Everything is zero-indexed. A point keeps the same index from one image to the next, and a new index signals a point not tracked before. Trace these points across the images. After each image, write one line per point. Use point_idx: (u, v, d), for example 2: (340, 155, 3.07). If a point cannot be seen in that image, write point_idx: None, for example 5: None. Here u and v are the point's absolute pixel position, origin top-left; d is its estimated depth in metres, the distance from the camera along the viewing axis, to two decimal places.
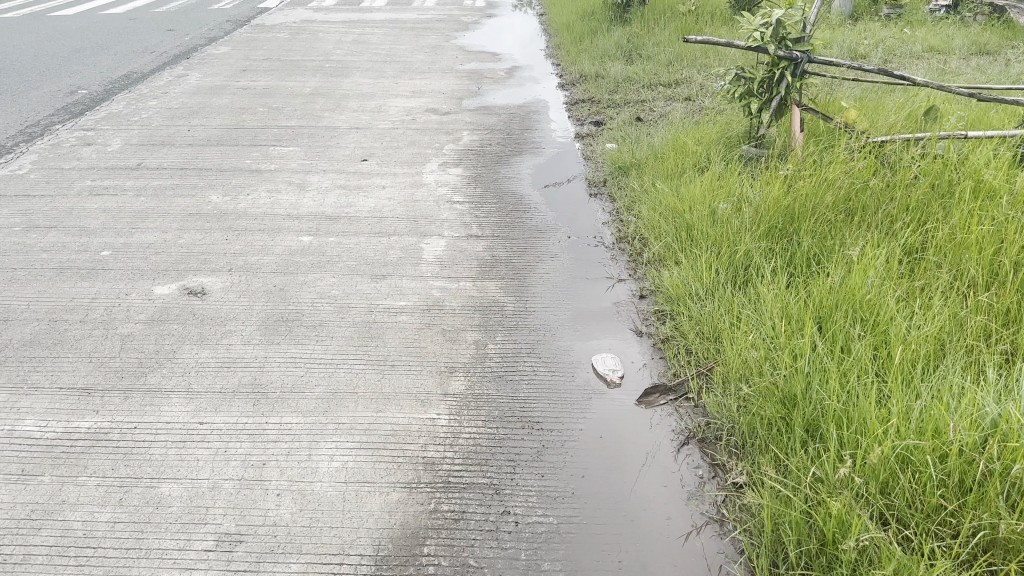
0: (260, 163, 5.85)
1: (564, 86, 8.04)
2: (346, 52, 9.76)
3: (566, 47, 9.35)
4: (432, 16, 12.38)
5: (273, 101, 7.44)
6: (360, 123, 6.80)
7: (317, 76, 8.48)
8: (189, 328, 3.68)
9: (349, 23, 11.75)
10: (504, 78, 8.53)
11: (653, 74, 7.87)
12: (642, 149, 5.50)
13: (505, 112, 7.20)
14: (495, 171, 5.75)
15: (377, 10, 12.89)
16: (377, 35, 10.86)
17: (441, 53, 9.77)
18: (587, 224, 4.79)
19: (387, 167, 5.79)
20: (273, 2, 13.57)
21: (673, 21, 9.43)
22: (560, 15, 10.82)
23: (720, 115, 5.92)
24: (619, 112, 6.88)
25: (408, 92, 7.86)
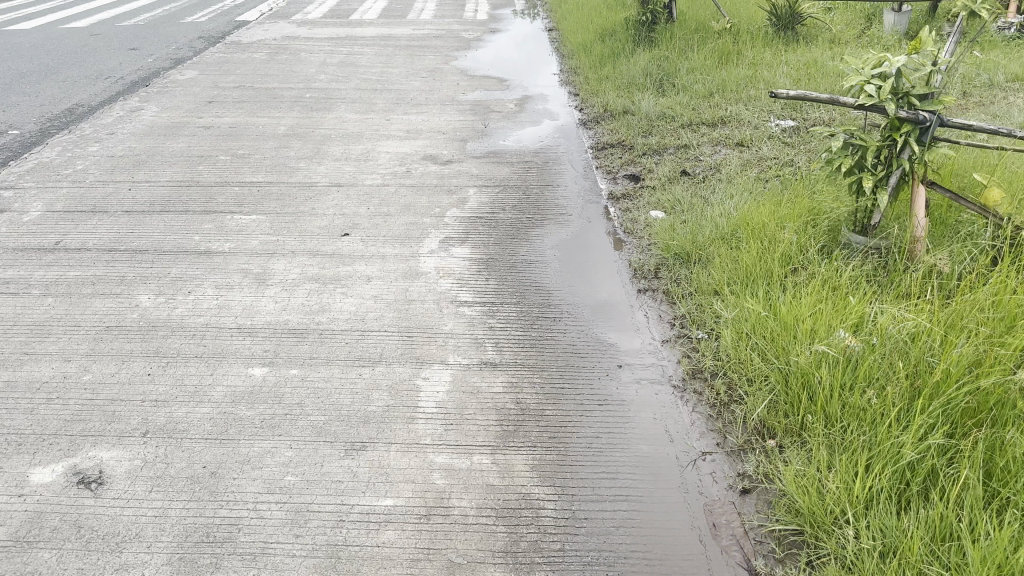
0: (214, 240, 4.62)
1: (585, 125, 6.82)
2: (330, 78, 8.52)
3: (582, 72, 8.16)
4: (428, 31, 11.16)
5: (239, 147, 6.20)
6: (342, 178, 5.59)
7: (294, 111, 7.24)
8: (65, 559, 2.44)
9: (336, 41, 10.51)
10: (514, 112, 7.32)
11: (692, 110, 6.68)
12: (701, 227, 4.27)
13: (518, 163, 5.98)
14: (511, 251, 4.51)
15: (369, 23, 11.69)
16: (367, 55, 9.63)
17: (439, 79, 8.55)
18: (639, 341, 3.56)
19: (373, 246, 4.57)
20: (253, 15, 12.35)
21: (707, 41, 8.30)
22: (572, 34, 9.64)
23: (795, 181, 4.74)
24: (659, 164, 5.68)
25: (401, 133, 6.64)
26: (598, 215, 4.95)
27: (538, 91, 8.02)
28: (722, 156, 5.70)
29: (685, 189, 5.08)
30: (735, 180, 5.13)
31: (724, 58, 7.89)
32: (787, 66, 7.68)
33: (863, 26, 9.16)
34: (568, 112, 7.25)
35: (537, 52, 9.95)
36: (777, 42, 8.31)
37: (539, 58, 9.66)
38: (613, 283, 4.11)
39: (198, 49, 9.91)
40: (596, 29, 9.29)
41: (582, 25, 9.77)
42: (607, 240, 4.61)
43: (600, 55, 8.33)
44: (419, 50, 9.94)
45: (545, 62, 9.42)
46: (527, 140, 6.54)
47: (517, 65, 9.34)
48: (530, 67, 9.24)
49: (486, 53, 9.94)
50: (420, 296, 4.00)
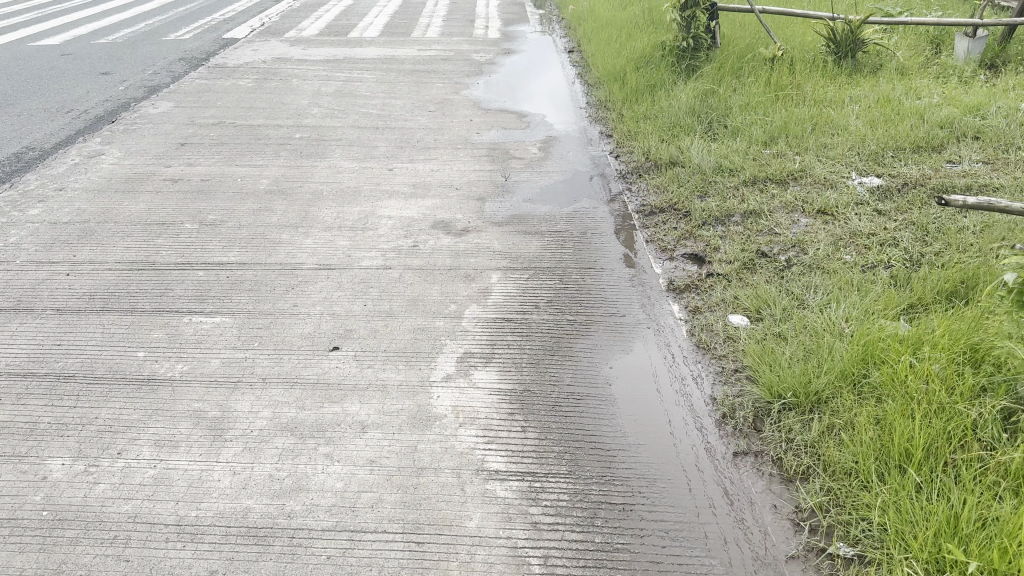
0: (163, 358, 3.57)
1: (625, 180, 5.76)
2: (324, 113, 7.47)
3: (617, 108, 7.20)
4: (435, 52, 10.12)
5: (210, 210, 5.16)
6: (334, 257, 4.54)
7: (281, 158, 6.19)
8: None
9: (333, 63, 9.47)
10: (538, 160, 6.26)
11: (753, 163, 5.68)
12: (813, 357, 3.26)
13: (548, 234, 4.92)
14: (552, 377, 3.43)
15: (369, 42, 10.67)
16: (367, 83, 8.58)
17: (449, 114, 7.50)
18: (752, 556, 2.47)
19: (370, 365, 3.51)
20: (242, 32, 11.33)
21: (757, 71, 7.32)
22: (600, 55, 8.67)
23: (923, 298, 3.73)
24: (725, 240, 4.64)
25: (406, 193, 5.59)
26: (659, 318, 3.88)
27: (563, 132, 6.98)
28: (803, 230, 4.68)
29: (770, 281, 4.04)
30: (831, 271, 4.12)
31: (780, 94, 6.90)
32: (855, 104, 6.68)
33: (929, 53, 8.13)
34: (601, 161, 6.19)
35: (557, 77, 8.92)
36: (838, 75, 7.33)
37: (560, 84, 8.62)
38: (665, 394, 3.33)
39: (177, 74, 8.87)
40: (629, 53, 8.32)
41: (609, 48, 8.78)
42: (675, 361, 3.53)
43: (637, 87, 7.38)
44: (426, 77, 8.90)
45: (567, 89, 8.39)
46: (556, 201, 5.48)
47: (537, 94, 8.29)
48: (550, 96, 8.20)
49: (501, 79, 8.90)
50: (434, 457, 2.92)
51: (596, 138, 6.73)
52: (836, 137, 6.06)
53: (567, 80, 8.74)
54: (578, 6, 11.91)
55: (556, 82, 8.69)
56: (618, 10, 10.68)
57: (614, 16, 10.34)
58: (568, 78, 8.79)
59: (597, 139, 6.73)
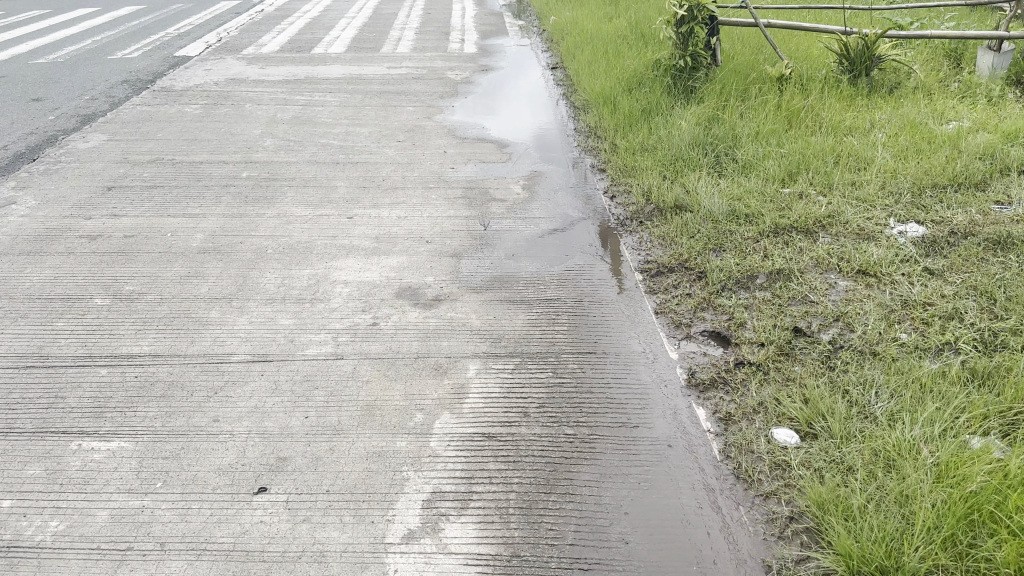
0: (33, 511, 2.71)
1: (624, 229, 4.93)
2: (278, 146, 6.61)
3: (610, 137, 6.43)
4: (405, 70, 9.28)
5: (128, 279, 4.29)
6: (273, 341, 3.69)
7: (221, 205, 5.32)
8: None
9: (291, 85, 8.61)
10: (522, 203, 5.42)
11: (773, 206, 4.89)
12: (898, 509, 2.47)
13: (537, 303, 4.07)
14: (550, 531, 2.57)
15: (334, 60, 9.82)
16: (329, 108, 7.73)
17: (418, 145, 6.65)
18: None
19: (306, 514, 2.65)
20: (195, 50, 10.45)
21: (765, 94, 6.56)
22: (587, 75, 7.90)
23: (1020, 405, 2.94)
24: (751, 311, 3.83)
25: (366, 249, 4.74)
26: (684, 432, 3.03)
27: (548, 165, 6.15)
28: (844, 299, 3.89)
29: (817, 379, 3.25)
30: (891, 361, 3.33)
31: (792, 120, 6.13)
32: (879, 131, 5.92)
33: (949, 69, 7.37)
34: (595, 203, 5.36)
35: (538, 98, 8.09)
36: (854, 96, 6.57)
37: (542, 105, 7.79)
38: (703, 558, 2.48)
39: (117, 100, 7.98)
40: (618, 72, 7.54)
41: (597, 66, 7.99)
42: (712, 503, 2.69)
43: (630, 112, 6.62)
44: (394, 99, 8.06)
45: (551, 111, 7.57)
46: (543, 258, 4.63)
47: (517, 118, 7.46)
48: (532, 120, 7.38)
49: (477, 101, 8.07)
50: None
51: (587, 174, 5.90)
52: (863, 173, 5.29)
53: (550, 101, 7.93)
54: (560, 17, 11.11)
55: (537, 104, 7.87)
56: (604, 22, 9.89)
57: (600, 29, 9.54)
58: (551, 99, 7.97)
59: (587, 175, 5.91)
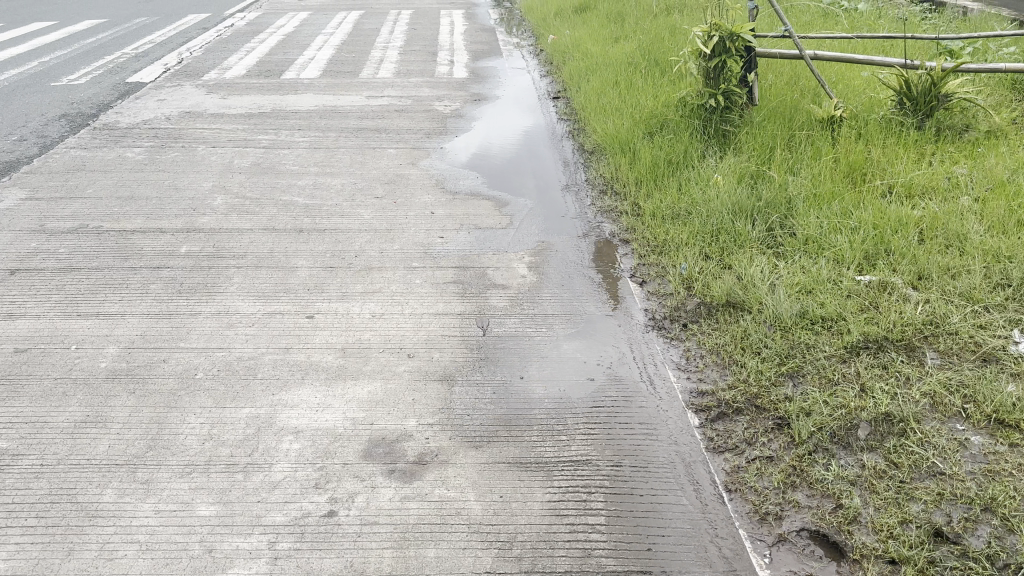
0: None
1: (664, 334, 3.82)
2: (231, 205, 5.49)
3: (633, 197, 5.34)
4: (386, 101, 8.18)
5: (2, 431, 3.18)
6: (184, 550, 2.59)
7: (148, 299, 4.21)
8: None
9: (255, 120, 7.50)
10: (528, 293, 4.30)
11: (854, 308, 3.83)
12: None
13: (558, 467, 2.95)
14: None
15: (307, 88, 8.71)
16: (296, 152, 6.62)
17: (399, 206, 5.52)
18: None
19: None
20: (151, 75, 9.31)
21: (816, 142, 5.48)
22: (599, 113, 6.80)
23: None
24: (863, 493, 2.75)
25: (329, 369, 3.61)
26: None
27: (554, 234, 5.06)
28: (987, 470, 2.81)
29: None
30: None
31: (855, 179, 5.08)
32: (961, 194, 4.85)
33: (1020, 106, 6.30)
34: (623, 294, 4.24)
35: (537, 138, 7.01)
36: (920, 145, 5.50)
37: (544, 150, 6.69)
38: None
39: (48, 141, 6.85)
40: (636, 109, 6.45)
41: (608, 100, 6.89)
42: None
43: (655, 164, 5.53)
44: (373, 141, 6.95)
45: (554, 157, 6.47)
46: (562, 382, 3.49)
47: (514, 167, 6.39)
48: (531, 167, 6.32)
49: (468, 145, 6.97)
50: None
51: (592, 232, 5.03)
52: (957, 255, 4.22)
53: (553, 143, 6.83)
54: (560, 38, 10.02)
55: (537, 147, 6.78)
56: (610, 45, 8.80)
57: (607, 53, 8.45)
58: (553, 141, 6.87)
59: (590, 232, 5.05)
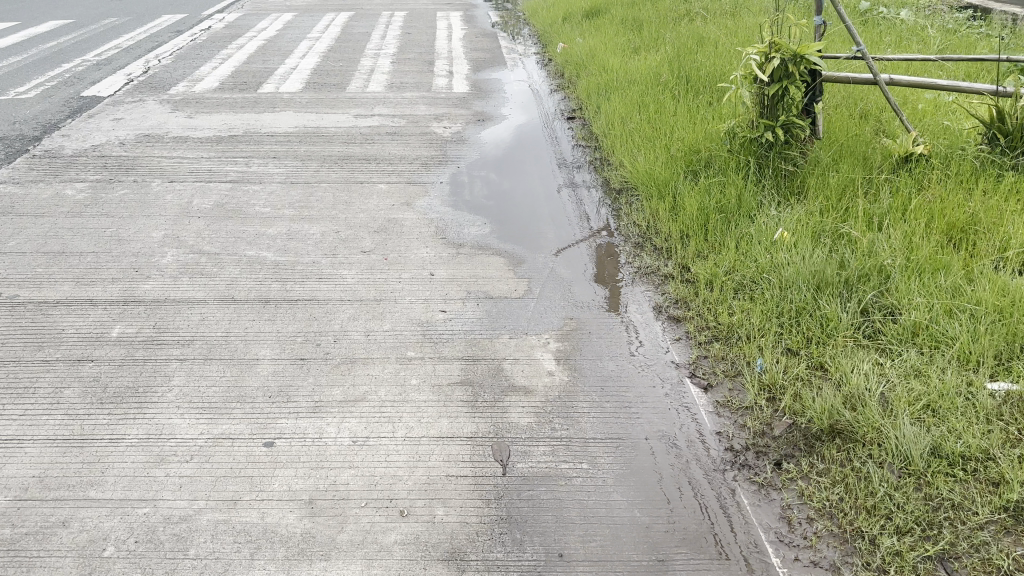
0: None
1: (750, 478, 2.81)
2: (182, 264, 4.48)
3: (682, 256, 4.32)
4: (376, 121, 7.16)
5: None
6: None
7: (57, 416, 3.20)
8: None
9: (223, 147, 6.47)
10: (559, 400, 3.27)
11: (1002, 439, 2.84)
12: None
13: None
14: None
15: (286, 105, 7.69)
16: (269, 190, 5.61)
17: (391, 266, 4.50)
18: None
19: None
20: (110, 88, 8.26)
21: (901, 186, 4.48)
22: (628, 142, 5.79)
23: None
24: None
25: (289, 539, 2.59)
26: None
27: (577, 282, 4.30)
28: None
29: None
30: None
31: (956, 238, 4.07)
32: None
33: None
34: (683, 404, 3.21)
35: (548, 170, 6.06)
36: None
37: (558, 188, 5.69)
38: None
39: None
40: (673, 140, 5.44)
41: (638, 129, 5.91)
42: None
43: (706, 214, 4.53)
44: (359, 175, 5.94)
45: (569, 199, 5.48)
46: (619, 566, 2.47)
47: (524, 208, 5.40)
48: (544, 209, 5.34)
49: (469, 179, 5.94)
50: None
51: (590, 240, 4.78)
52: None
53: (567, 178, 5.83)
54: (571, 48, 9.01)
55: (549, 184, 5.79)
56: (631, 58, 7.79)
57: (628, 67, 7.46)
58: (567, 177, 5.86)
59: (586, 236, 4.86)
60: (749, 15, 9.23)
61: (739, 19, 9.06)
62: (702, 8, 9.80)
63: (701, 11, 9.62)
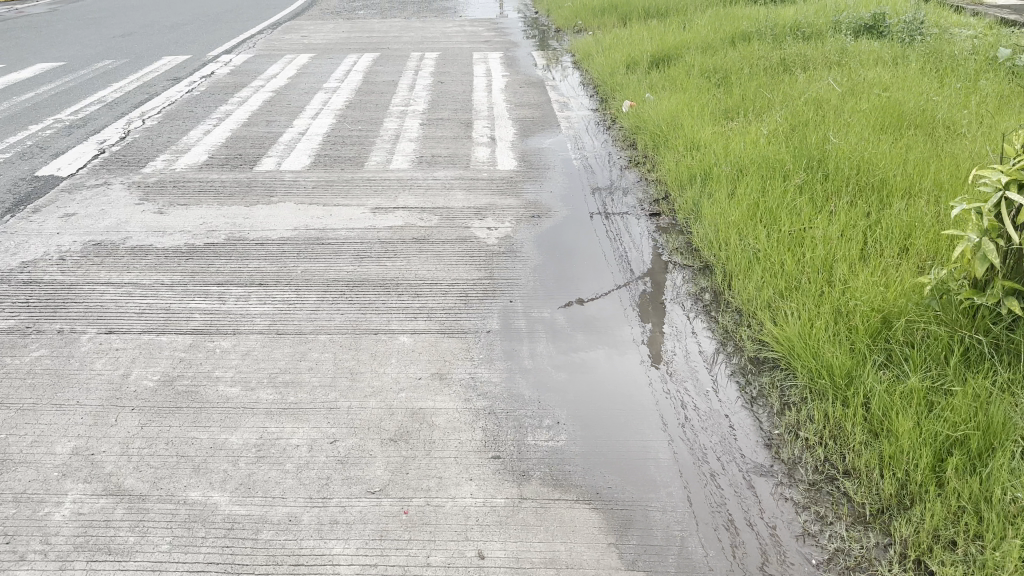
0: None
1: None
2: (82, 529, 2.82)
3: (910, 539, 2.59)
4: (400, 223, 5.52)
5: None
6: None
7: None
8: None
9: (194, 266, 4.84)
10: None
11: None
12: None
13: None
14: None
15: (286, 192, 6.07)
16: (243, 350, 3.94)
17: (412, 528, 2.78)
18: None
19: None
20: (72, 163, 6.70)
21: None
22: (759, 277, 4.08)
23: None
24: None
25: None
26: None
27: (636, 382, 3.69)
28: None
29: None
30: None
31: None
32: None
33: None
34: None
35: (631, 313, 4.32)
36: None
37: (654, 351, 3.92)
38: None
39: None
40: (836, 289, 3.76)
41: (772, 258, 4.20)
42: None
43: (935, 451, 2.81)
44: (374, 317, 4.27)
45: (674, 376, 3.70)
46: None
47: (607, 382, 3.68)
48: (637, 395, 3.58)
49: (528, 328, 4.18)
50: None
51: (654, 338, 4.03)
52: None
53: (663, 337, 4.04)
54: (643, 109, 7.36)
55: (639, 345, 4.00)
56: (731, 135, 6.13)
57: (731, 147, 5.78)
58: (663, 331, 4.10)
59: (670, 367, 3.79)
60: (863, 70, 7.54)
61: (852, 76, 7.38)
62: (800, 57, 8.13)
63: (800, 64, 7.96)
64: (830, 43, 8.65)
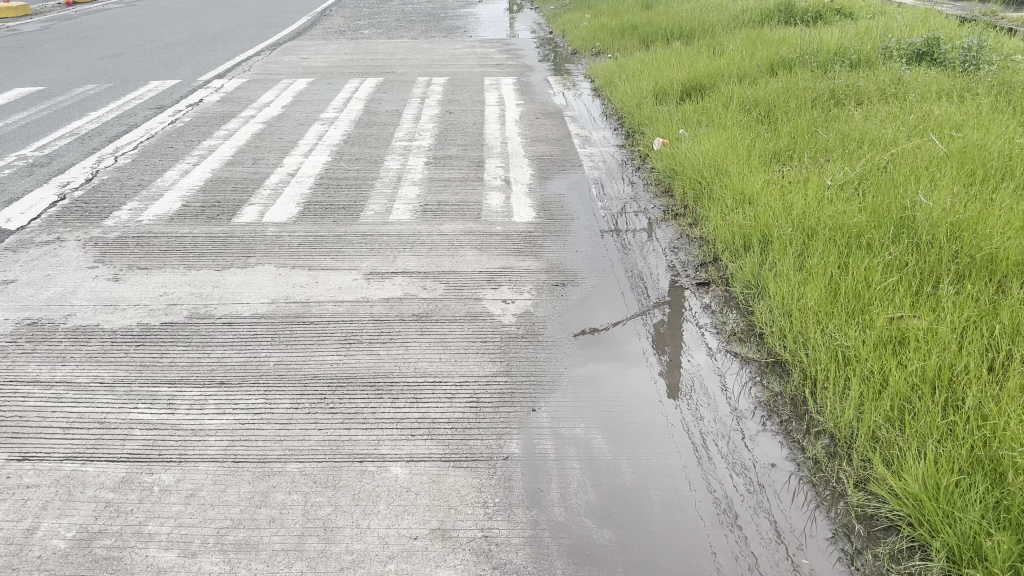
0: None
1: None
2: None
3: None
4: (398, 293, 4.63)
5: None
6: None
7: None
8: None
9: (144, 356, 3.96)
10: None
11: None
12: None
13: None
14: None
15: (266, 250, 5.19)
16: (188, 488, 3.04)
17: None
18: None
19: None
20: (26, 212, 5.85)
21: None
22: (855, 392, 3.19)
23: None
24: None
25: None
26: None
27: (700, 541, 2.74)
28: None
29: None
30: None
31: None
32: None
33: None
34: None
35: (688, 431, 3.35)
36: None
37: (723, 495, 2.95)
38: None
39: None
40: (968, 424, 2.88)
41: (870, 367, 3.30)
42: None
43: None
44: (358, 435, 3.33)
45: (757, 538, 2.74)
46: None
47: (663, 540, 2.74)
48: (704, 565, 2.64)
49: (557, 455, 3.21)
50: None
51: (721, 471, 3.09)
52: None
53: (733, 471, 3.08)
54: (679, 148, 6.48)
55: (703, 483, 3.03)
56: (787, 187, 5.24)
57: (792, 206, 4.90)
58: (729, 459, 3.15)
59: (746, 517, 2.84)
60: (926, 104, 6.64)
61: (915, 112, 6.48)
62: (852, 88, 7.23)
63: (853, 96, 7.07)
64: (883, 71, 7.75)
